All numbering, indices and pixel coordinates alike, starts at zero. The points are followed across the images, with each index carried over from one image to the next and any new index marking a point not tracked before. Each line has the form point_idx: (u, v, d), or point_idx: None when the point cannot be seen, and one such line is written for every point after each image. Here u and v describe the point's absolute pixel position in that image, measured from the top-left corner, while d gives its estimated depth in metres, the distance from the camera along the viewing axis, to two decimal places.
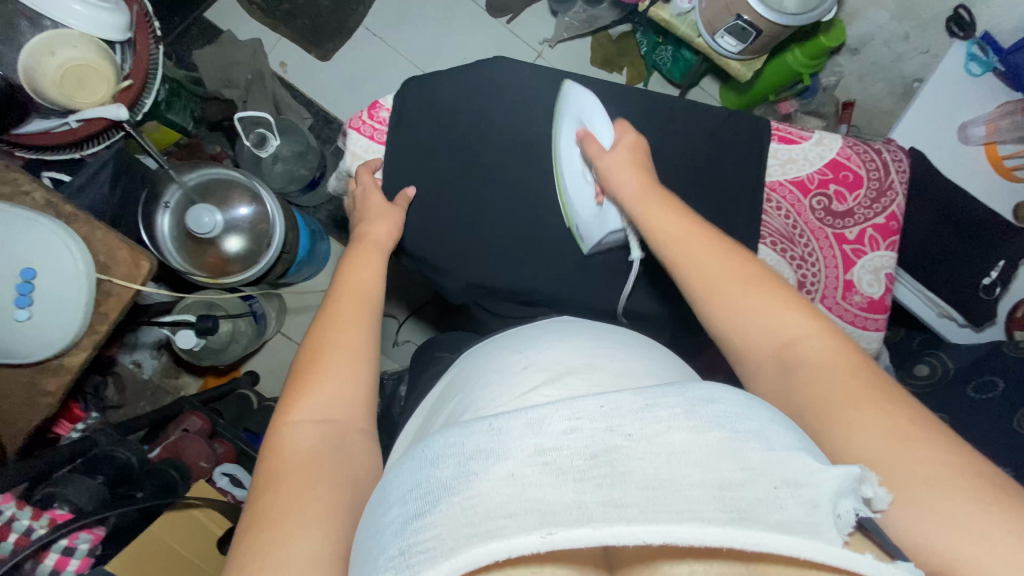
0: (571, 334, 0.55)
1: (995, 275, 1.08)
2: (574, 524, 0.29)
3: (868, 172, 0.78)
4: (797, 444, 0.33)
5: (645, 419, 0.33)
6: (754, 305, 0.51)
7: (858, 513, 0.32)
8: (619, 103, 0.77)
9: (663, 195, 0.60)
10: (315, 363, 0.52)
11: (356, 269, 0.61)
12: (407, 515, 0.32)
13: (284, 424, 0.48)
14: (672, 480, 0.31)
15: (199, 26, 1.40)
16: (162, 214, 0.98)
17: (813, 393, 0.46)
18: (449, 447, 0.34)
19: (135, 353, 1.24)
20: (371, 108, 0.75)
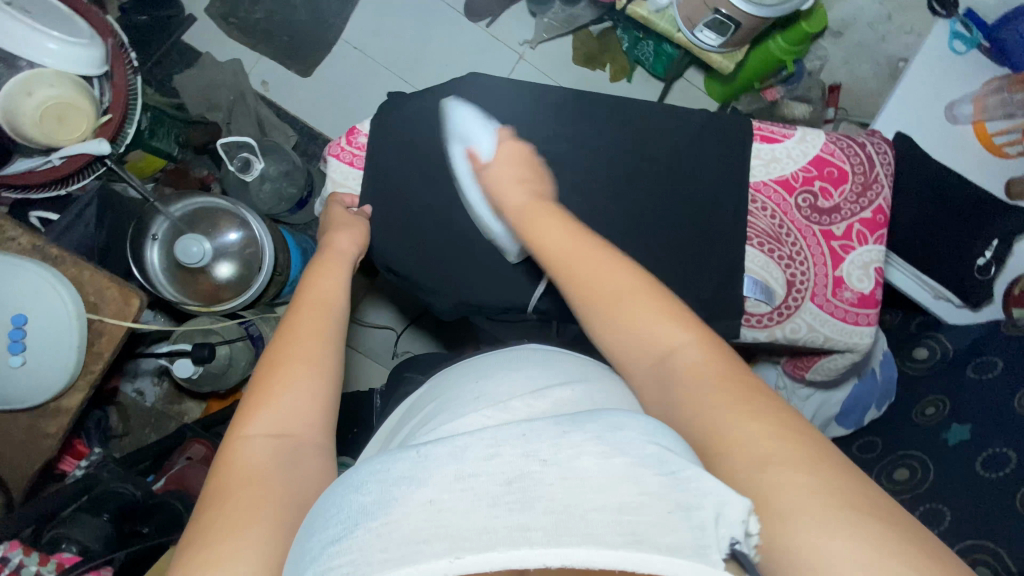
0: (519, 367, 0.58)
1: (990, 255, 1.07)
2: (482, 548, 0.30)
3: (852, 168, 0.78)
4: (698, 470, 0.34)
5: (560, 445, 0.33)
6: (634, 317, 0.53)
7: (735, 542, 0.33)
8: (599, 110, 0.76)
9: (549, 210, 0.61)
10: (271, 372, 0.52)
11: (318, 280, 0.61)
12: (331, 538, 0.33)
13: (238, 437, 0.48)
14: (579, 504, 0.31)
15: (177, 50, 1.39)
16: (151, 246, 0.98)
17: (688, 406, 0.47)
18: (377, 472, 0.35)
19: (136, 381, 1.23)
20: (349, 135, 0.76)
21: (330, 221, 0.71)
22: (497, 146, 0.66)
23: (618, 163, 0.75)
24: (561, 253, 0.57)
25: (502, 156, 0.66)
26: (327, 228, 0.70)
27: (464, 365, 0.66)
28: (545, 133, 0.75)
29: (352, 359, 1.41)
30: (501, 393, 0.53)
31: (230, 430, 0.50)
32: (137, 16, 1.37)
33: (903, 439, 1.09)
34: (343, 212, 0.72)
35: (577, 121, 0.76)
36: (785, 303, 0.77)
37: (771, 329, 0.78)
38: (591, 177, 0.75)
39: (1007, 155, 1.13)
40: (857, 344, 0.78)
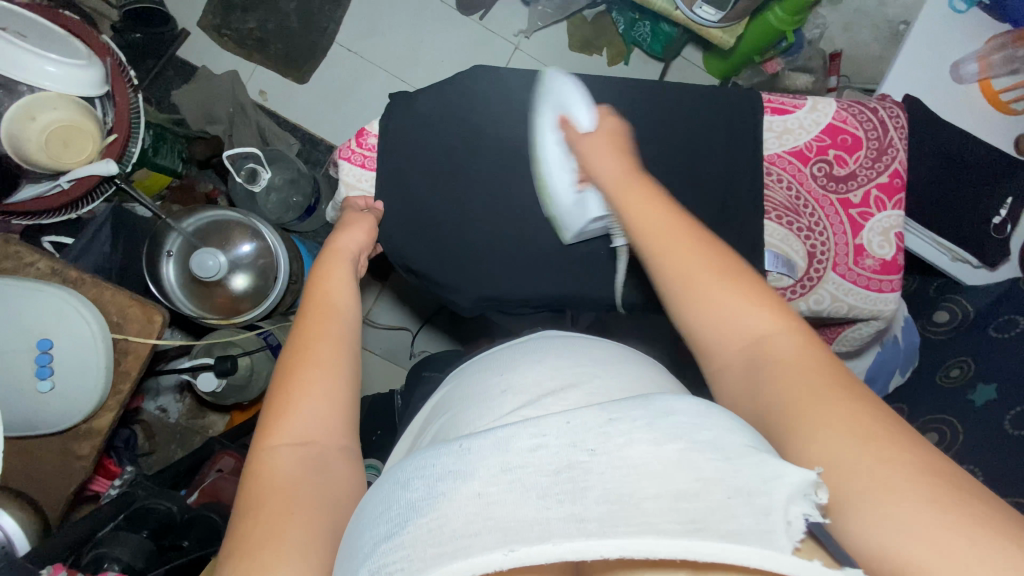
0: (552, 355, 0.59)
1: (1004, 214, 1.07)
2: (535, 540, 0.30)
3: (866, 133, 0.77)
4: (746, 452, 0.34)
5: (608, 434, 0.33)
6: (726, 302, 0.49)
7: (808, 517, 0.33)
8: (607, 93, 0.75)
9: (637, 183, 0.57)
10: (290, 376, 0.52)
11: (328, 285, 0.60)
12: (379, 537, 0.33)
13: (265, 449, 0.49)
14: (633, 492, 0.31)
15: (173, 65, 1.39)
16: (166, 263, 0.98)
17: (779, 385, 0.44)
18: (420, 470, 0.35)
19: (159, 398, 1.24)
20: (359, 137, 0.74)
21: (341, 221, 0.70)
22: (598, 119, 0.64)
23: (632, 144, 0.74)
24: (648, 228, 0.54)
25: (603, 131, 0.63)
26: (335, 227, 0.68)
27: (483, 359, 0.66)
28: None
29: (369, 362, 1.41)
30: (528, 384, 0.53)
31: (255, 442, 0.50)
32: (131, 35, 1.35)
33: (928, 403, 1.09)
34: (358, 212, 0.70)
35: (586, 107, 0.75)
36: (808, 275, 0.76)
37: (795, 303, 0.77)
38: None
39: (1016, 113, 1.12)
40: (881, 311, 0.78)
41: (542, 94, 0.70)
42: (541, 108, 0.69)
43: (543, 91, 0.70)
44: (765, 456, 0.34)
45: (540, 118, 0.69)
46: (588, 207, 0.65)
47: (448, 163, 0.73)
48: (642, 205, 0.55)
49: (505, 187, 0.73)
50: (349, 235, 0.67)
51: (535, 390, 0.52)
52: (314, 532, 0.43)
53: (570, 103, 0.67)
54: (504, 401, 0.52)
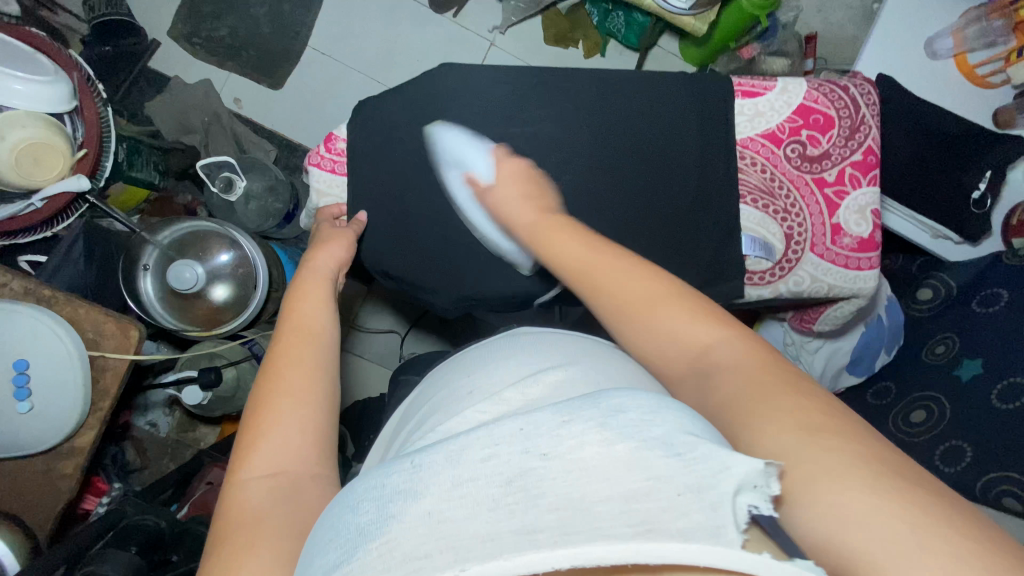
0: (521, 353, 0.58)
1: (984, 187, 1.05)
2: (485, 556, 0.29)
3: (837, 112, 0.76)
4: (701, 442, 0.33)
5: (558, 437, 0.33)
6: (663, 317, 0.50)
7: (755, 509, 0.32)
8: (577, 81, 0.74)
9: (553, 225, 0.60)
10: (260, 410, 0.51)
11: (300, 303, 0.60)
12: (332, 563, 0.33)
13: (236, 479, 0.48)
14: (583, 497, 0.31)
15: (146, 77, 1.38)
16: (143, 277, 0.97)
17: (720, 399, 0.44)
18: (372, 492, 0.35)
19: (148, 414, 1.23)
20: (327, 142, 0.73)
21: (318, 236, 0.70)
22: (494, 167, 0.67)
23: (605, 135, 0.73)
24: (580, 264, 0.55)
25: (502, 175, 0.66)
26: (313, 243, 0.68)
27: (458, 357, 0.66)
28: (528, 115, 0.72)
29: (359, 366, 1.40)
30: (498, 384, 0.53)
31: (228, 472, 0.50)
32: (98, 47, 1.32)
33: (916, 380, 1.09)
34: (332, 226, 0.70)
35: (555, 96, 0.73)
36: (786, 257, 0.76)
37: (775, 285, 0.77)
38: (577, 154, 0.73)
39: (990, 85, 1.12)
40: (861, 289, 0.78)
41: (429, 141, 0.70)
42: (439, 163, 0.70)
43: (431, 139, 0.70)
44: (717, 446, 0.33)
45: (443, 168, 0.70)
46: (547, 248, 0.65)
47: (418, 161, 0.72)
48: (565, 243, 0.58)
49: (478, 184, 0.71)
50: (326, 252, 0.67)
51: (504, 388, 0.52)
52: (277, 551, 0.43)
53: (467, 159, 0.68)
54: (471, 401, 0.52)
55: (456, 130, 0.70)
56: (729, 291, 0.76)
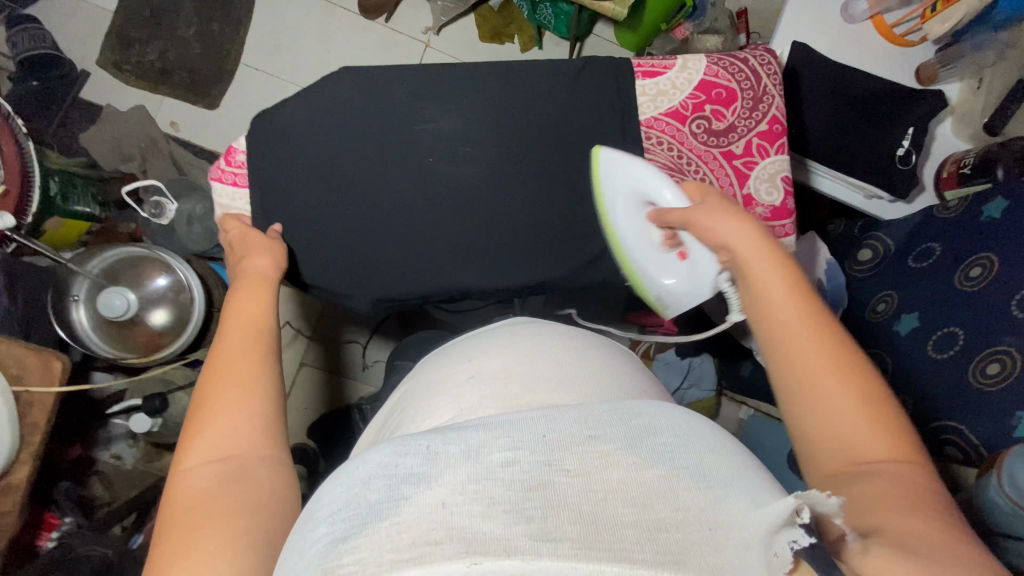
0: (512, 339, 0.59)
1: (908, 144, 1.06)
2: (501, 555, 0.28)
3: (739, 84, 0.77)
4: (727, 475, 0.34)
5: (586, 453, 0.33)
6: (858, 407, 0.43)
7: (794, 544, 0.32)
8: (477, 70, 0.73)
9: (774, 255, 0.51)
10: (206, 400, 0.50)
11: (245, 301, 0.59)
12: (335, 535, 0.31)
13: (180, 467, 0.46)
14: (609, 516, 0.30)
15: (78, 108, 1.36)
16: (75, 309, 0.95)
17: (866, 485, 0.40)
18: (385, 466, 0.34)
19: (111, 446, 1.15)
20: (226, 154, 0.71)
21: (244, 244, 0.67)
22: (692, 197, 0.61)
23: (507, 121, 0.73)
24: (774, 310, 0.48)
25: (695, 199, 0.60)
26: (241, 250, 0.66)
27: (450, 346, 0.65)
28: (433, 112, 0.71)
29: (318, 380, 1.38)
30: (501, 372, 0.52)
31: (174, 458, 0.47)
32: (28, 82, 1.32)
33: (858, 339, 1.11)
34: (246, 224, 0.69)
35: (458, 88, 0.72)
36: None
37: None
38: (486, 145, 0.72)
39: (910, 44, 1.14)
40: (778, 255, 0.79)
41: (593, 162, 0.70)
42: (610, 178, 0.68)
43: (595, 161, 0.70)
44: (747, 486, 0.34)
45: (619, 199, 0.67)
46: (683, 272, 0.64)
47: (320, 166, 0.70)
48: (768, 281, 0.50)
49: (383, 184, 0.70)
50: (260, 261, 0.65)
51: (500, 377, 0.51)
52: (227, 546, 0.40)
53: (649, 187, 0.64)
54: (473, 390, 0.51)
55: (623, 158, 0.67)
56: None
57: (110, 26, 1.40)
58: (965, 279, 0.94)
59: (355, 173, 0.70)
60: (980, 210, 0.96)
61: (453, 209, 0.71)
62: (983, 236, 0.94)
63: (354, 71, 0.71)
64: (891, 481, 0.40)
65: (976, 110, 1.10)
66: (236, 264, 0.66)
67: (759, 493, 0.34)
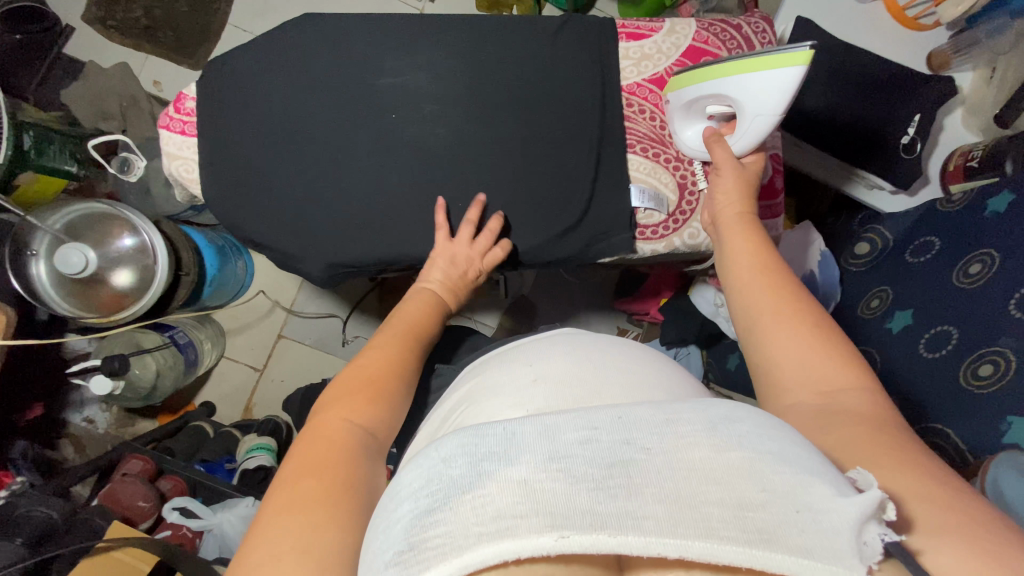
0: (579, 337, 0.56)
1: (913, 132, 1.01)
2: (588, 529, 0.26)
3: (729, 52, 0.73)
4: (818, 466, 0.30)
5: (664, 434, 0.30)
6: (811, 351, 0.47)
7: (885, 537, 0.29)
8: (450, 24, 0.69)
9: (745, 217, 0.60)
10: (372, 380, 0.51)
11: (410, 306, 0.62)
12: (420, 509, 0.30)
13: (318, 420, 0.48)
14: (691, 493, 0.28)
15: (61, 64, 1.32)
16: (35, 263, 0.92)
17: (839, 424, 0.42)
18: (461, 444, 0.32)
19: (85, 410, 1.17)
20: (175, 101, 0.67)
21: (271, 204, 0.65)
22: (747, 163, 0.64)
23: (478, 78, 0.68)
24: (736, 258, 0.57)
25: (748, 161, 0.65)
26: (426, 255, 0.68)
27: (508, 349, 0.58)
28: (400, 66, 0.67)
29: (296, 352, 1.32)
30: (563, 373, 0.47)
31: (315, 413, 0.49)
32: (10, 35, 1.26)
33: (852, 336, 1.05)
34: (241, 175, 0.66)
35: (428, 41, 0.68)
36: (679, 209, 0.73)
37: (669, 239, 0.74)
38: (453, 105, 0.68)
39: (923, 28, 1.07)
40: None
41: (792, 57, 0.55)
42: (767, 78, 0.57)
43: (793, 59, 0.55)
44: (827, 473, 0.30)
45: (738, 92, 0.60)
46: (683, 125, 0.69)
47: (278, 118, 0.66)
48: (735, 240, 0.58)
49: (344, 140, 0.66)
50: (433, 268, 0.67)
51: (569, 385, 0.45)
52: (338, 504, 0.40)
53: (746, 125, 0.61)
54: (536, 394, 0.45)
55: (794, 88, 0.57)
56: (618, 243, 0.72)
57: None
58: (963, 276, 0.89)
59: (312, 130, 0.66)
60: (984, 204, 0.91)
61: (418, 170, 0.67)
62: (985, 233, 0.89)
63: (316, 17, 0.67)
64: (875, 431, 0.41)
65: (988, 101, 1.04)
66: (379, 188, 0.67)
67: (844, 484, 0.30)
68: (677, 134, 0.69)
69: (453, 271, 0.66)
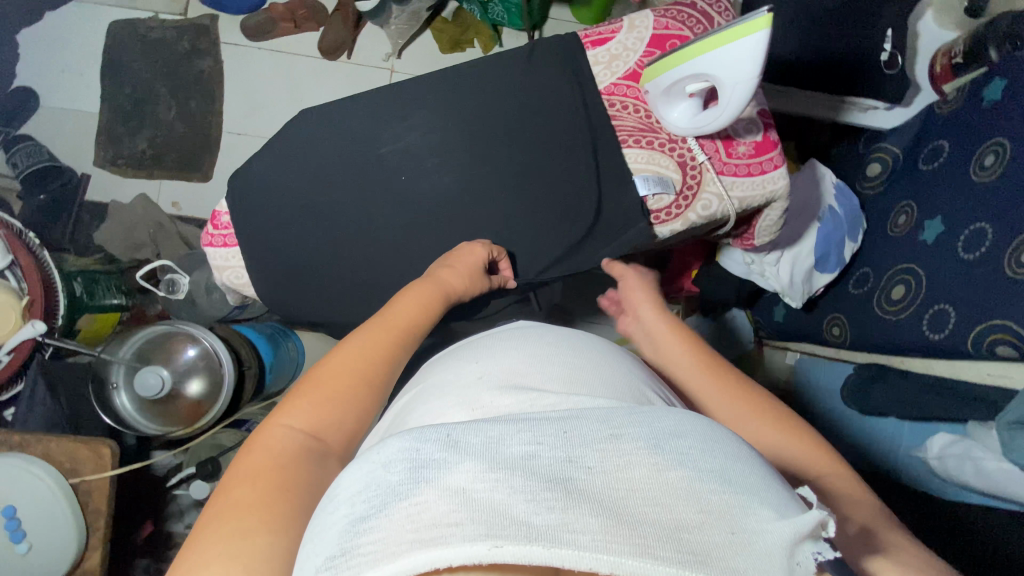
0: (546, 334, 0.57)
1: (890, 47, 1.03)
2: (521, 541, 0.27)
3: (692, 30, 0.77)
4: (755, 485, 0.31)
5: (606, 449, 0.31)
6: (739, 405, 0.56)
7: (818, 555, 0.29)
8: (431, 82, 0.74)
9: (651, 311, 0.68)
10: (332, 378, 0.52)
11: (404, 303, 0.60)
12: (358, 514, 0.31)
13: (276, 422, 0.49)
14: (628, 507, 0.28)
15: (87, 210, 1.41)
16: (117, 394, 1.00)
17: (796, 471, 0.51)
18: (404, 451, 0.33)
19: (184, 518, 1.14)
20: (212, 219, 0.74)
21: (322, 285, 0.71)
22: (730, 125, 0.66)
23: (471, 123, 0.73)
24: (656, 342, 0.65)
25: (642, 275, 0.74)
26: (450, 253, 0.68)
27: (462, 346, 0.61)
28: (398, 131, 0.73)
29: None
30: (511, 373, 0.49)
31: (277, 409, 0.51)
32: (36, 197, 1.35)
33: (886, 259, 1.05)
34: (287, 267, 0.72)
35: (415, 103, 0.73)
36: (686, 186, 0.76)
37: (684, 215, 0.76)
38: (453, 151, 0.72)
39: None
40: (773, 191, 0.77)
41: (756, 22, 0.59)
42: (734, 45, 0.60)
43: (757, 23, 0.58)
44: (769, 495, 0.31)
45: (711, 63, 0.62)
46: (670, 105, 0.71)
47: (302, 209, 0.72)
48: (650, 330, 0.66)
49: (365, 212, 0.72)
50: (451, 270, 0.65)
51: (524, 378, 0.48)
52: (272, 515, 0.42)
53: (727, 93, 0.63)
54: (485, 390, 0.47)
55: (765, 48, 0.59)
56: (637, 234, 0.74)
57: (97, 126, 1.46)
58: (980, 170, 0.89)
59: (333, 209, 0.72)
60: (980, 96, 0.91)
61: (438, 219, 0.72)
62: (989, 123, 0.88)
63: (312, 112, 0.73)
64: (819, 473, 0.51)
65: None
66: (404, 243, 0.72)
67: (785, 504, 0.31)
68: (665, 117, 0.73)
69: (462, 265, 0.66)
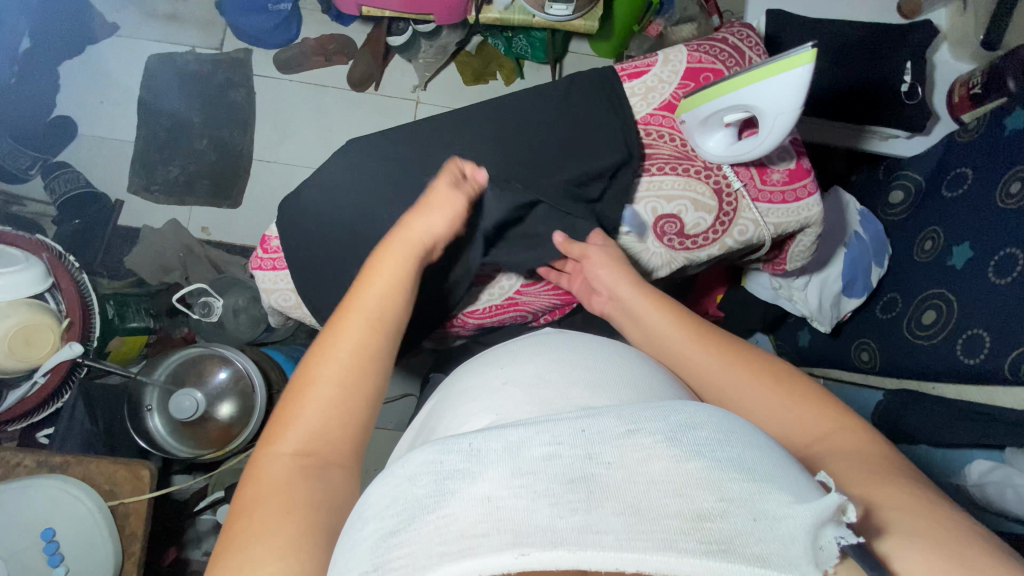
0: (561, 344, 0.56)
1: (910, 79, 1.07)
2: (547, 545, 0.27)
3: (724, 63, 0.79)
4: (772, 472, 0.31)
5: (624, 445, 0.31)
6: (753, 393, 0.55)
7: (842, 540, 0.30)
8: (474, 112, 0.77)
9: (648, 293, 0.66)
10: (311, 385, 0.52)
11: (371, 275, 0.59)
12: (386, 530, 0.31)
13: (272, 449, 0.49)
14: (649, 504, 0.28)
15: (120, 235, 1.44)
16: (150, 417, 1.00)
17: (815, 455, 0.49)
18: (429, 465, 0.33)
19: (203, 544, 1.12)
20: (262, 243, 0.76)
21: None
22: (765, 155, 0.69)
23: (512, 151, 0.75)
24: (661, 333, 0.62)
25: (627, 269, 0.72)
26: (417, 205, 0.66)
27: (491, 351, 0.62)
28: (443, 158, 0.75)
29: None
30: (533, 378, 0.49)
31: (264, 438, 0.51)
32: (71, 222, 1.38)
33: (915, 283, 1.06)
34: (333, 288, 0.74)
35: (459, 133, 0.76)
36: (722, 211, 0.78)
37: (721, 240, 0.79)
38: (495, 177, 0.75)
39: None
40: (808, 217, 0.78)
41: (798, 56, 0.61)
42: (779, 77, 0.62)
43: (799, 58, 0.61)
44: (789, 482, 0.31)
45: (752, 93, 0.65)
46: (705, 134, 0.74)
47: (347, 233, 0.74)
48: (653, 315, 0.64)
49: None
50: (427, 220, 0.64)
51: (541, 386, 0.47)
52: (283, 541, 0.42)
53: (767, 124, 0.66)
54: (507, 395, 0.48)
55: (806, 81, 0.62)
56: None
57: (132, 154, 1.50)
58: (1007, 196, 0.89)
59: (379, 233, 0.73)
60: (1002, 125, 0.93)
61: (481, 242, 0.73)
62: (1012, 150, 0.90)
63: (360, 141, 0.76)
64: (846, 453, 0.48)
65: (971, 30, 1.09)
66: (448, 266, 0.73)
67: (806, 490, 0.32)
68: (701, 146, 0.75)
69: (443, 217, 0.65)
